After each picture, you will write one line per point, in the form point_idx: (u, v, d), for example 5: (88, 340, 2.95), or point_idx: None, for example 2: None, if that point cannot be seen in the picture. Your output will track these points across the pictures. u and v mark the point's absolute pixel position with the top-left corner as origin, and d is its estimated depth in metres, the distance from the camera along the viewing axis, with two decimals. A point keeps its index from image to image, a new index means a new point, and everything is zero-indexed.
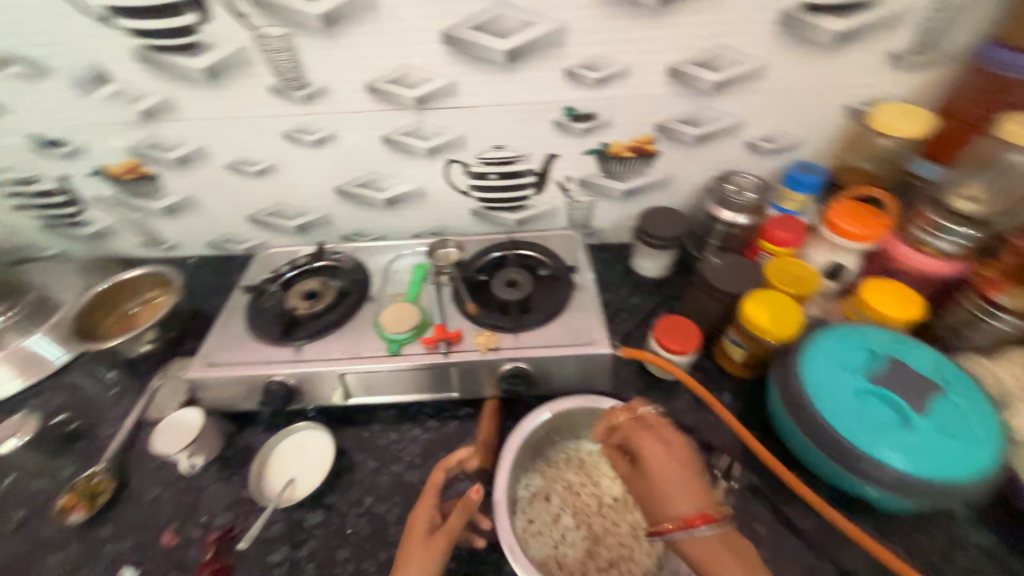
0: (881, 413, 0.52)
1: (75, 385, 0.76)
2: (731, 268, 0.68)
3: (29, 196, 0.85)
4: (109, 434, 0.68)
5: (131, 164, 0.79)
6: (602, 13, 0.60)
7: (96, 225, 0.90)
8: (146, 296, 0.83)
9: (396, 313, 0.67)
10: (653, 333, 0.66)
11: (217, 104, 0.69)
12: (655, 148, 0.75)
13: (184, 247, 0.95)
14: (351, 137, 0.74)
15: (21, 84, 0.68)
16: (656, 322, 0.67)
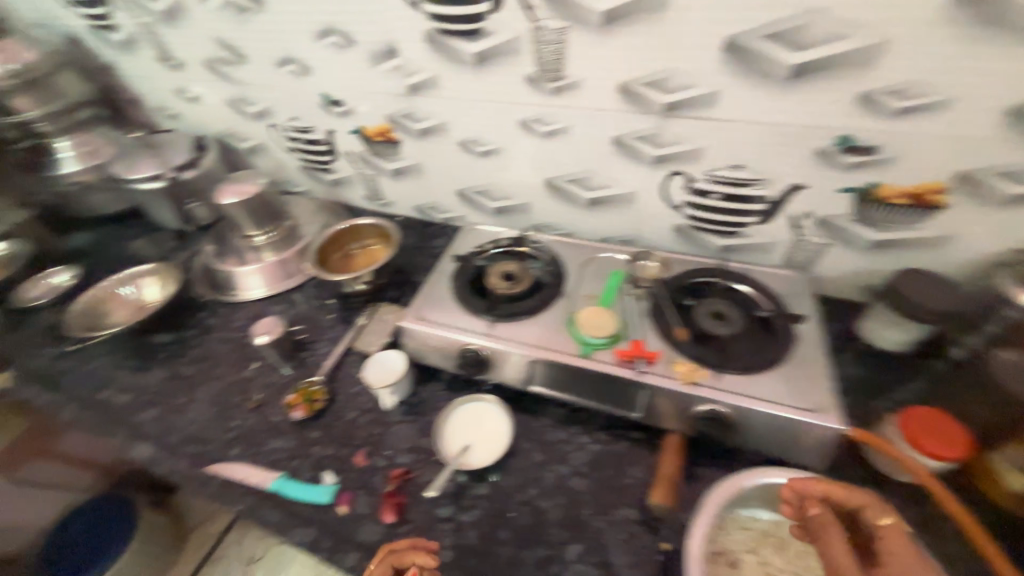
0: None
1: (304, 303, 0.91)
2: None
3: (302, 142, 1.03)
4: (325, 353, 0.80)
5: (384, 128, 0.91)
6: (941, 32, 0.49)
7: (339, 174, 1.07)
8: (366, 241, 0.95)
9: (594, 317, 0.66)
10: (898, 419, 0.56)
11: (474, 86, 0.76)
12: (943, 201, 0.61)
13: (396, 206, 1.07)
14: (583, 133, 0.74)
15: (330, 51, 0.82)
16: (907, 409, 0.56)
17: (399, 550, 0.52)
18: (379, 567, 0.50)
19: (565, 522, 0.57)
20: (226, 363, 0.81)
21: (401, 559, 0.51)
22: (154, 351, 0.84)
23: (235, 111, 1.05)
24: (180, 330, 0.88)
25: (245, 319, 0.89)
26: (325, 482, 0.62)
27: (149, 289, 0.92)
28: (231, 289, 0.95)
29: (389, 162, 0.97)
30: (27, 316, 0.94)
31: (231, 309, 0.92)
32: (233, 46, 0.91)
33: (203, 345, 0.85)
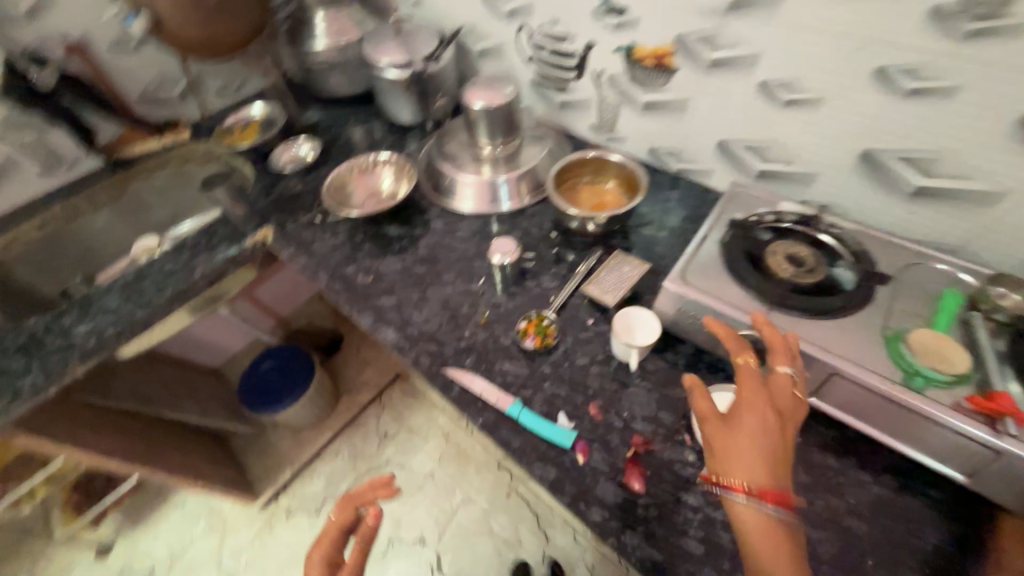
0: None
1: (524, 228, 0.88)
2: None
3: (549, 53, 0.95)
4: (551, 287, 0.77)
5: (664, 51, 0.78)
6: None
7: (575, 96, 0.97)
8: (600, 181, 0.87)
9: (934, 346, 0.53)
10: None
11: (835, 11, 0.59)
12: None
13: (626, 143, 0.96)
14: (974, 99, 0.56)
15: None
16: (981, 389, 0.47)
17: (355, 503, 0.62)
18: (344, 511, 0.61)
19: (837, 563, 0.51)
20: (452, 270, 0.81)
21: (356, 509, 0.61)
22: (386, 240, 0.88)
23: (486, 7, 0.98)
24: (408, 226, 0.90)
25: (468, 231, 0.88)
26: (562, 424, 0.60)
27: (384, 180, 0.94)
28: (451, 195, 0.94)
29: (647, 92, 0.85)
30: (278, 179, 1.04)
31: (453, 216, 0.91)
32: None
33: (430, 246, 0.86)
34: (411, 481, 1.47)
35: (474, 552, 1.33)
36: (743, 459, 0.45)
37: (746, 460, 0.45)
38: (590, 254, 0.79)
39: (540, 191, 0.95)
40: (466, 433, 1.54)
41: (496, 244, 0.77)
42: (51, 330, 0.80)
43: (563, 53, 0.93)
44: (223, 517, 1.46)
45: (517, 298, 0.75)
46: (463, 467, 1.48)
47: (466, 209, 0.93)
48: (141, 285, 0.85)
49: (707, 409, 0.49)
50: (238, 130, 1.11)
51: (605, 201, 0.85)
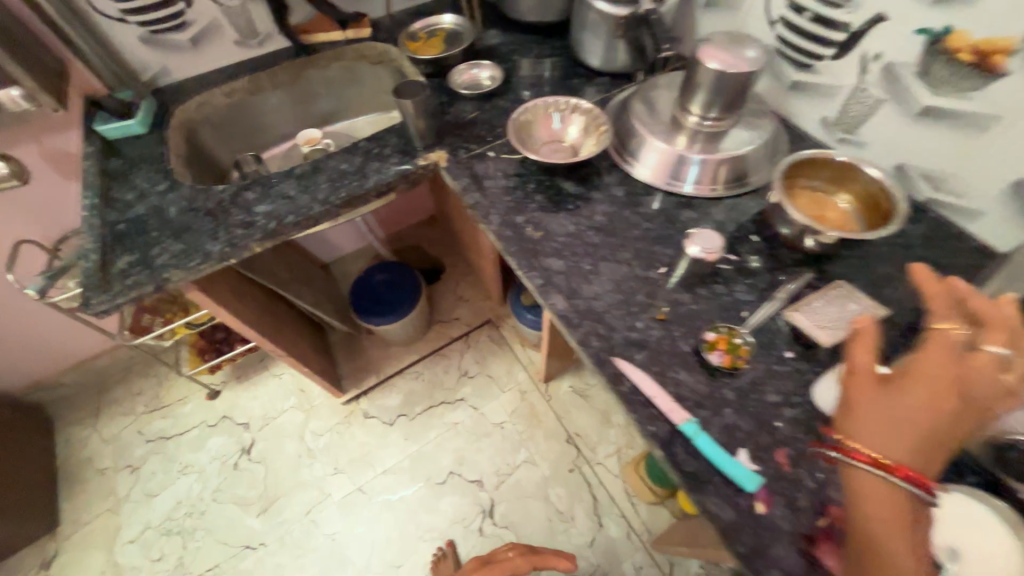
0: None
1: (719, 221, 0.76)
2: None
3: (809, 17, 0.77)
4: (745, 300, 0.66)
5: (993, 46, 0.59)
6: None
7: (820, 78, 0.80)
8: (837, 194, 0.72)
9: None
10: None
11: None
12: None
13: (865, 150, 0.79)
14: None
15: None
16: None
17: None
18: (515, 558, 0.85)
19: None
20: (631, 249, 0.73)
21: None
22: (560, 196, 0.81)
23: None
24: (585, 186, 0.82)
25: (652, 208, 0.78)
26: (744, 462, 0.53)
27: (571, 130, 0.86)
28: (635, 161, 0.83)
29: (937, 94, 0.67)
30: (453, 100, 0.98)
31: (636, 187, 0.82)
32: None
33: (607, 214, 0.78)
34: (482, 425, 1.50)
35: (526, 511, 1.35)
36: (864, 416, 0.48)
37: (870, 419, 0.47)
38: (797, 276, 0.67)
39: (736, 184, 0.80)
40: (543, 398, 1.52)
41: (692, 235, 0.67)
42: (234, 201, 0.84)
43: (830, 22, 0.75)
44: (311, 400, 1.59)
45: (704, 302, 0.66)
46: (533, 429, 1.48)
47: (643, 178, 0.82)
48: (315, 178, 0.86)
49: (862, 366, 0.50)
50: (422, 38, 1.05)
51: (827, 216, 0.72)
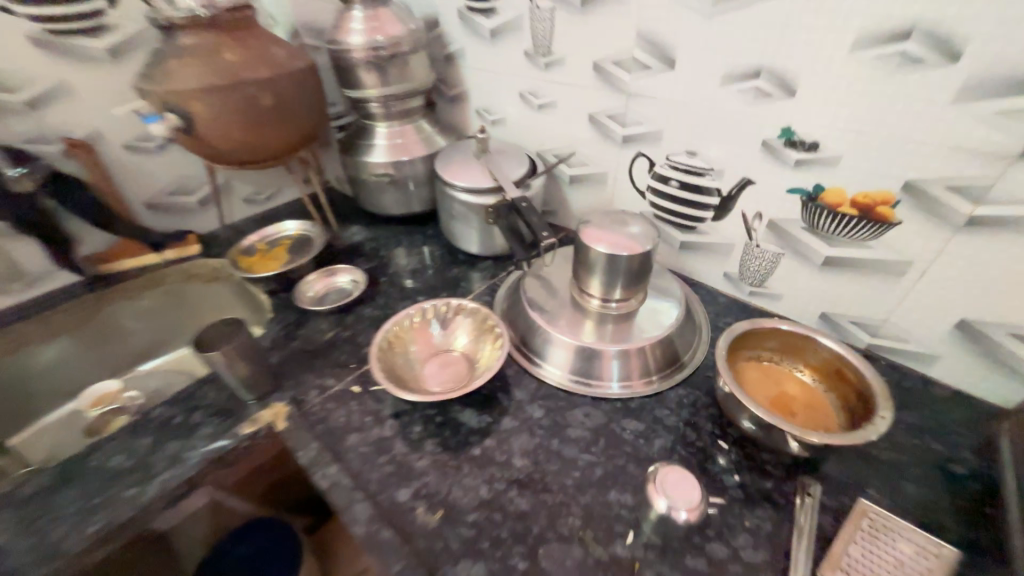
0: None
1: (674, 427, 0.58)
2: None
3: (676, 185, 0.74)
4: (760, 563, 0.45)
5: (876, 199, 0.56)
6: None
7: (707, 237, 0.75)
8: (794, 363, 0.60)
9: None
10: None
11: None
12: None
13: (781, 301, 0.72)
14: None
15: (868, 73, 0.51)
16: None
17: None
18: None
19: None
20: (577, 508, 0.50)
21: None
22: (460, 437, 0.57)
23: (593, 129, 0.81)
24: (493, 411, 0.60)
25: (586, 426, 0.58)
26: None
27: (460, 336, 0.68)
28: (544, 359, 0.66)
29: (834, 245, 0.62)
30: (304, 320, 0.77)
31: (556, 398, 0.62)
32: (660, 46, 0.66)
33: (530, 453, 0.55)
34: None
35: None
36: None
37: None
38: (801, 506, 0.48)
39: (668, 372, 0.64)
40: None
41: (659, 474, 0.47)
42: None
43: (700, 188, 0.72)
44: None
45: None
46: None
47: (551, 381, 0.64)
48: (62, 496, 0.53)
49: None
50: (261, 252, 0.87)
51: (788, 390, 0.59)
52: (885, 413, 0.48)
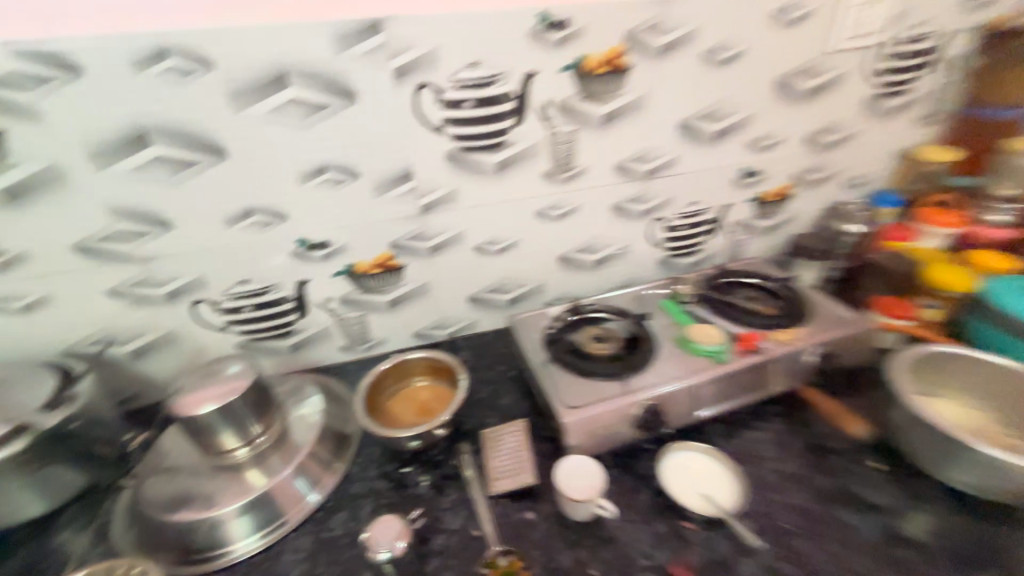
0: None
1: (371, 489, 0.67)
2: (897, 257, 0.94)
3: (251, 309, 0.81)
4: (464, 522, 0.61)
5: (385, 257, 0.83)
6: (778, 104, 0.89)
7: (307, 332, 0.87)
8: (416, 377, 0.81)
9: (701, 330, 0.77)
10: (768, 338, 0.74)
11: (496, 191, 0.82)
12: (792, 193, 1.03)
13: (389, 341, 0.93)
14: (587, 207, 0.89)
15: (322, 190, 0.73)
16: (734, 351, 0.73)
17: None
18: None
19: (807, 512, 0.60)
20: None
21: None
22: None
23: (125, 301, 0.74)
24: None
25: (301, 558, 0.60)
26: None
27: None
28: (227, 544, 0.61)
29: (385, 292, 0.87)
30: None
31: (258, 566, 0.60)
32: (147, 213, 0.68)
33: None
34: None
35: None
36: None
37: None
38: (465, 460, 0.69)
39: (341, 449, 0.72)
40: None
41: (368, 539, 0.55)
42: None
43: (270, 301, 0.81)
44: None
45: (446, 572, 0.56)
46: None
47: (257, 549, 0.61)
48: None
49: None
50: None
51: (422, 396, 0.79)
52: (461, 374, 0.75)
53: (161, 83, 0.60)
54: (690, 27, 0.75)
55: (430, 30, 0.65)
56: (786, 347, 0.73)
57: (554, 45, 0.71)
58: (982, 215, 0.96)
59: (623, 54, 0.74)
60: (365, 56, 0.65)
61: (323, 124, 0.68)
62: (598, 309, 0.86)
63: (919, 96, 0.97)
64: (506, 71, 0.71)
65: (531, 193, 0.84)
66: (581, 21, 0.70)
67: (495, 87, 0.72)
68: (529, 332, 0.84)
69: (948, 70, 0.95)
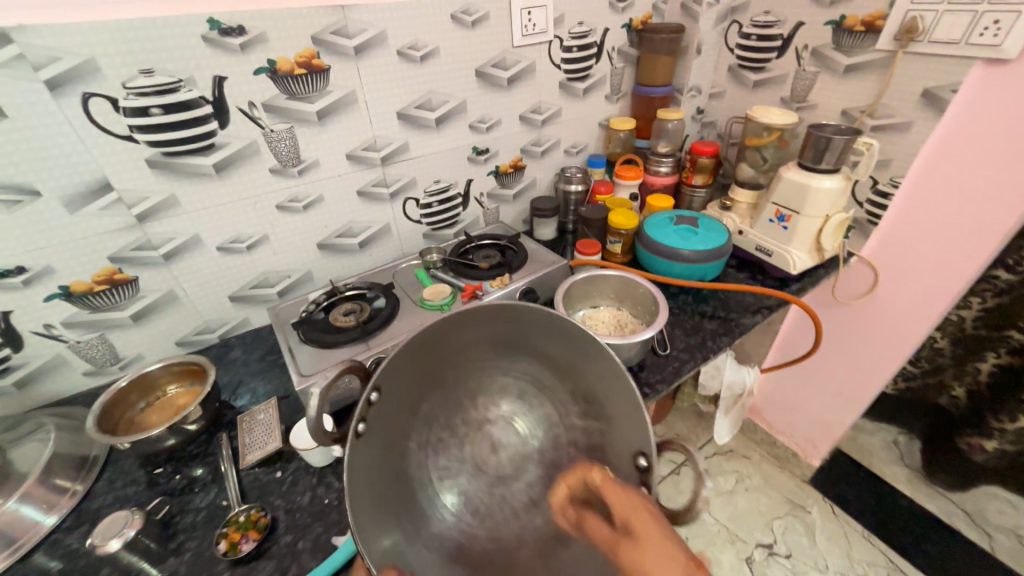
0: (668, 235, 1.10)
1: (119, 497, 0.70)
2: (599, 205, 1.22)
3: None
4: (213, 497, 0.69)
5: (110, 272, 0.81)
6: (485, 91, 1.06)
7: (30, 366, 0.81)
8: (164, 385, 0.82)
9: (436, 290, 0.94)
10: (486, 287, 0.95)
11: (224, 192, 0.85)
12: (523, 164, 1.25)
13: (145, 357, 0.92)
14: (331, 197, 0.97)
15: None
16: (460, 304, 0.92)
17: None
18: None
19: None
20: None
21: None
22: None
23: None
24: None
25: None
26: (341, 542, 0.62)
27: None
28: None
29: (124, 307, 0.85)
30: None
31: None
32: None
33: None
34: None
35: None
36: None
37: None
38: (221, 444, 0.75)
39: (86, 467, 0.76)
40: None
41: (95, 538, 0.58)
42: None
43: None
44: None
45: (190, 542, 0.63)
46: None
47: None
48: None
49: None
50: None
51: (178, 400, 0.82)
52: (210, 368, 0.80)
53: None
54: (376, 31, 0.86)
55: (78, 40, 0.64)
56: (497, 291, 0.94)
57: (237, 50, 0.75)
58: (652, 168, 1.29)
59: (316, 56, 0.82)
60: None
61: None
62: (355, 287, 0.97)
63: (600, 78, 1.24)
64: (191, 77, 0.74)
65: (265, 191, 0.89)
66: (259, 27, 0.76)
67: (183, 92, 0.74)
68: (284, 317, 0.93)
69: (615, 58, 1.24)
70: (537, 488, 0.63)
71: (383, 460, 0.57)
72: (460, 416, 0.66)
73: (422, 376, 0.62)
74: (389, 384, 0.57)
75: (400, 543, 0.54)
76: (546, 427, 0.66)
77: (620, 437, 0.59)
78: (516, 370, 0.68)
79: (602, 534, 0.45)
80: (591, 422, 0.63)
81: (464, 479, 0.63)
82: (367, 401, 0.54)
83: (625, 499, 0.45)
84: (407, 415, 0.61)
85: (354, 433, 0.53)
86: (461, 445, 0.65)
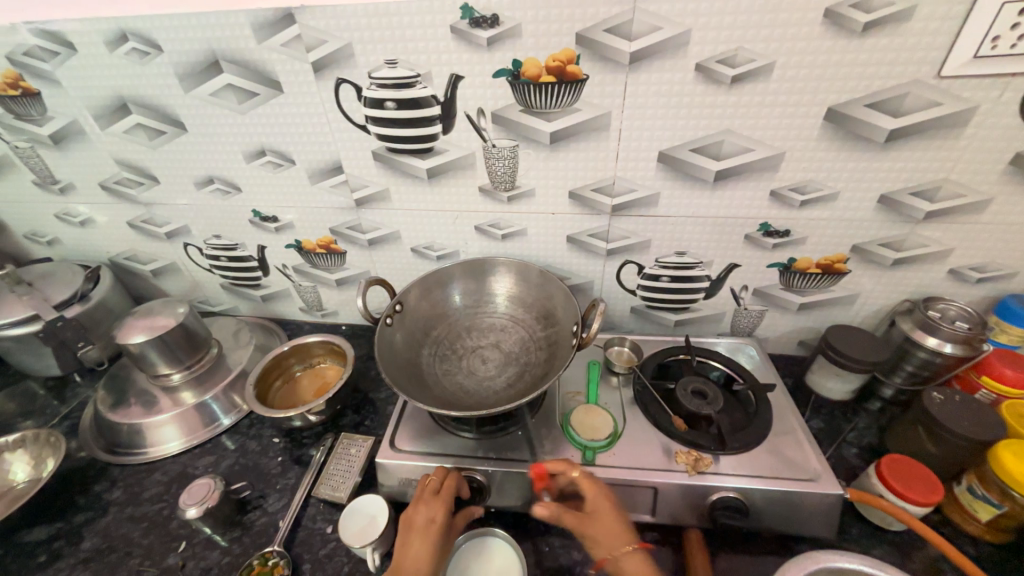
0: None
1: (244, 446, 0.78)
2: (983, 404, 0.61)
3: (224, 259, 0.93)
4: (278, 509, 0.68)
5: (328, 241, 0.86)
6: (828, 146, 0.61)
7: (271, 288, 0.98)
8: (322, 357, 0.86)
9: (591, 419, 0.65)
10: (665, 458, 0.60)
11: (430, 199, 0.76)
12: (846, 268, 0.73)
13: (339, 314, 1.00)
14: (536, 234, 0.77)
15: (263, 171, 0.77)
16: (615, 462, 0.60)
17: None
18: None
19: None
20: (140, 553, 0.65)
21: None
22: (28, 554, 0.66)
23: (137, 232, 0.92)
24: (68, 516, 0.70)
25: (162, 482, 0.74)
26: None
27: (15, 467, 0.75)
28: (149, 447, 0.78)
29: (333, 272, 0.92)
30: None
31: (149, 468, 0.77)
32: (139, 167, 0.81)
33: (108, 531, 0.68)
34: None
35: None
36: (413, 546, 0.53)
37: None
38: (319, 449, 0.74)
39: None
40: None
41: (186, 495, 0.64)
42: None
43: (239, 257, 0.92)
44: None
45: (235, 547, 0.64)
46: None
47: (175, 452, 0.78)
48: None
49: None
50: None
51: (328, 378, 0.84)
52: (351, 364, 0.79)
53: (129, 62, 0.68)
54: (674, 30, 0.55)
55: (342, 24, 0.60)
56: (679, 478, 0.58)
57: (482, 45, 0.59)
58: None
59: (574, 61, 0.59)
60: (283, 48, 0.64)
61: (256, 110, 0.70)
62: None
63: None
64: (429, 72, 0.63)
65: (468, 209, 0.77)
66: (516, 18, 0.57)
67: (417, 89, 0.64)
68: None
69: None
70: (509, 372, 0.69)
71: (395, 349, 0.68)
72: (462, 344, 0.74)
73: (430, 310, 0.75)
74: (407, 303, 0.72)
75: (411, 393, 0.62)
76: (522, 352, 0.71)
77: (564, 301, 0.70)
78: (512, 311, 0.76)
79: (575, 523, 0.54)
80: (548, 338, 0.71)
81: (459, 377, 0.69)
82: (393, 306, 0.69)
83: (591, 492, 0.55)
84: (418, 336, 0.72)
85: (385, 321, 0.68)
86: (459, 366, 0.71)
